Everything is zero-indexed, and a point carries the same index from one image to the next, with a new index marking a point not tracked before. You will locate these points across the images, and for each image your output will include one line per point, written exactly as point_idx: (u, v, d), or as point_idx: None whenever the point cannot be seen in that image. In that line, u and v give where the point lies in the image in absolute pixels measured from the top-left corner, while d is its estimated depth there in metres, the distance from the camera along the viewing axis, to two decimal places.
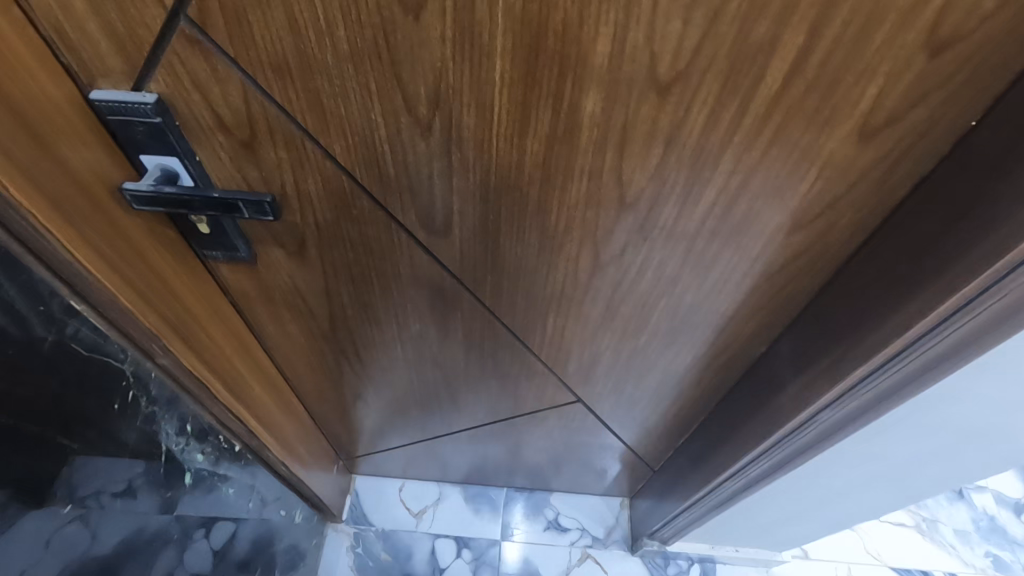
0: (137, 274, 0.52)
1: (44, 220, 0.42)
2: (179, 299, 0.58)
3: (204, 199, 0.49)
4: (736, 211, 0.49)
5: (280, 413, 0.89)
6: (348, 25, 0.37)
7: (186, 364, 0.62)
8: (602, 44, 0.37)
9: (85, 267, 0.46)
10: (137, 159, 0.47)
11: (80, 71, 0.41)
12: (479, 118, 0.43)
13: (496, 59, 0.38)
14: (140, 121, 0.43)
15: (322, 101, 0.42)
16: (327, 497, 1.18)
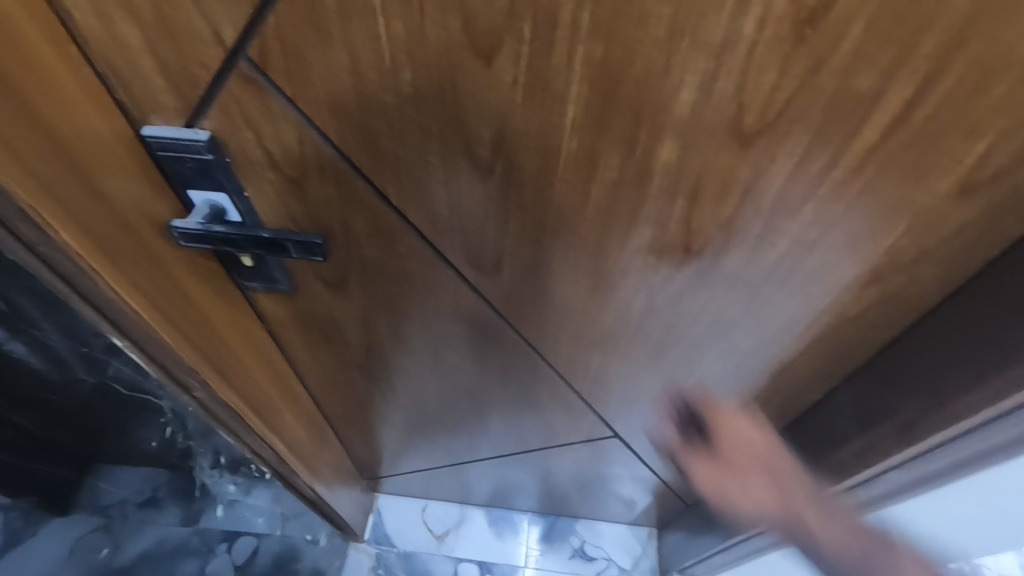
0: (180, 313, 0.50)
1: (89, 260, 0.40)
2: (221, 336, 0.56)
3: (249, 238, 0.46)
4: (808, 261, 0.46)
5: (310, 439, 0.87)
6: (413, 67, 0.35)
7: (222, 398, 0.60)
8: (686, 93, 0.34)
9: (132, 308, 0.44)
10: (185, 194, 0.45)
11: (132, 106, 0.39)
12: (542, 163, 0.40)
13: (569, 105, 0.36)
14: (191, 158, 0.41)
15: (378, 142, 0.40)
16: (353, 518, 1.16)
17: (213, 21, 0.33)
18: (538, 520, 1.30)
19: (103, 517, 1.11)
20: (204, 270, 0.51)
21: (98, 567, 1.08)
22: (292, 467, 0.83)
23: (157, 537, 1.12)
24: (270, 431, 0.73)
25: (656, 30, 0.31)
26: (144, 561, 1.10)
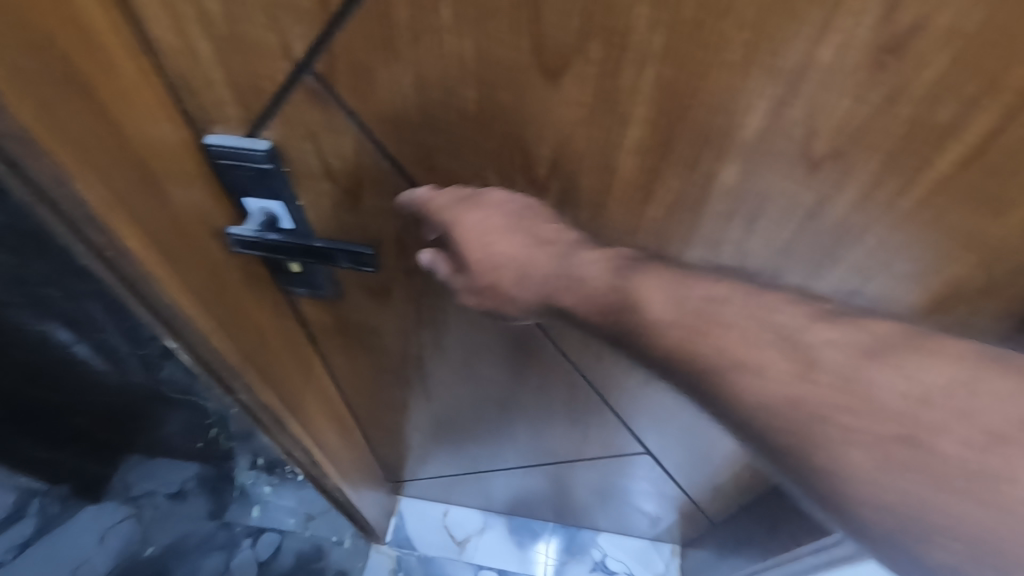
0: (229, 315, 0.50)
1: (154, 267, 0.40)
2: (265, 338, 0.57)
3: (298, 245, 0.47)
4: (870, 285, 0.44)
5: (340, 441, 0.88)
6: (478, 85, 0.35)
7: (264, 400, 0.61)
8: (754, 117, 0.33)
9: (186, 311, 0.45)
10: (241, 202, 0.45)
11: (198, 116, 0.39)
12: (600, 182, 0.40)
13: (632, 127, 0.36)
14: (250, 167, 0.42)
15: (436, 156, 0.40)
16: (377, 521, 1.17)
17: (285, 36, 0.34)
18: (559, 530, 1.28)
19: (133, 506, 1.13)
20: (253, 275, 0.52)
21: (129, 555, 1.10)
22: (323, 468, 0.84)
23: (185, 529, 1.14)
24: (305, 433, 0.74)
25: (729, 55, 0.31)
26: (171, 552, 1.12)
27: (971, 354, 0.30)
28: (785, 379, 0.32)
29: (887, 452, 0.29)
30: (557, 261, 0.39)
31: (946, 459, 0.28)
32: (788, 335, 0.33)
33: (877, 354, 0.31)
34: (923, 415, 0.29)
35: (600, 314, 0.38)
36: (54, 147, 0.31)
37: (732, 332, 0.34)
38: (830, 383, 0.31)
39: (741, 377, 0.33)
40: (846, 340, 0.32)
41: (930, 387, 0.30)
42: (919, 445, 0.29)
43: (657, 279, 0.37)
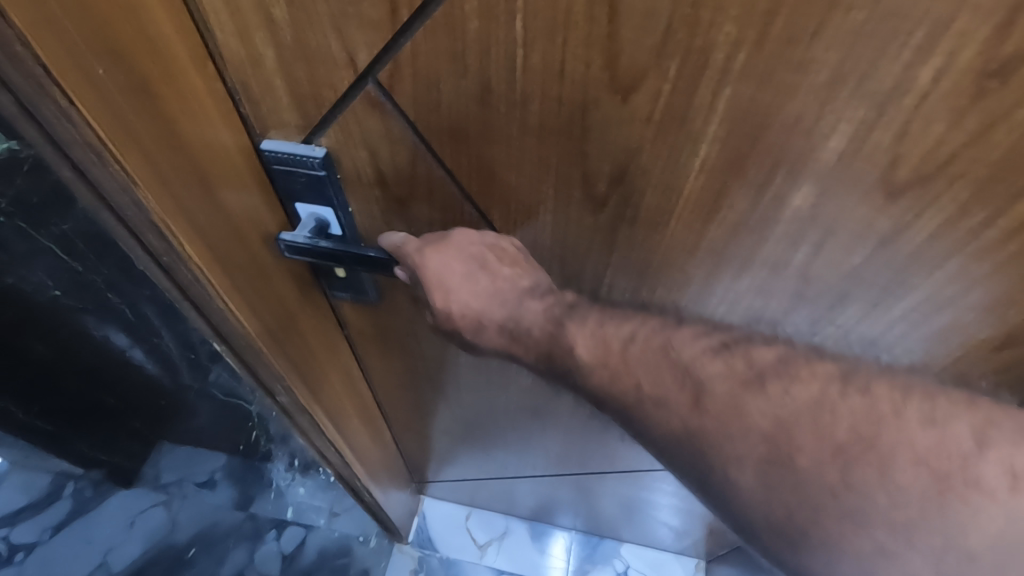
0: (274, 318, 0.50)
1: (207, 271, 0.40)
2: (307, 342, 0.57)
3: (353, 254, 0.45)
4: (915, 331, 0.43)
5: (370, 441, 0.88)
6: (544, 97, 0.34)
7: (302, 403, 0.61)
8: (836, 139, 0.32)
9: (235, 317, 0.45)
10: (292, 207, 0.45)
11: (256, 121, 0.39)
12: (661, 200, 0.39)
13: (702, 145, 0.34)
14: (303, 172, 0.41)
15: (493, 167, 0.39)
16: (401, 521, 1.17)
17: (350, 45, 0.33)
18: (581, 538, 1.27)
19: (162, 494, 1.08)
20: (300, 278, 0.52)
21: (159, 541, 1.10)
22: (353, 470, 0.85)
23: (212, 520, 1.12)
24: (339, 434, 0.74)
25: (816, 74, 0.29)
26: (200, 541, 1.12)
27: (830, 383, 0.36)
28: (684, 411, 0.38)
29: (763, 471, 0.36)
30: (507, 307, 0.45)
31: (806, 476, 0.35)
32: (684, 368, 0.39)
33: (753, 386, 0.37)
34: (786, 436, 0.36)
35: (544, 356, 0.44)
36: (117, 155, 0.31)
37: (643, 373, 0.40)
38: (716, 413, 0.37)
39: (652, 412, 0.39)
40: (728, 373, 0.38)
41: (788, 413, 0.36)
42: (787, 463, 0.36)
43: (586, 327, 0.43)
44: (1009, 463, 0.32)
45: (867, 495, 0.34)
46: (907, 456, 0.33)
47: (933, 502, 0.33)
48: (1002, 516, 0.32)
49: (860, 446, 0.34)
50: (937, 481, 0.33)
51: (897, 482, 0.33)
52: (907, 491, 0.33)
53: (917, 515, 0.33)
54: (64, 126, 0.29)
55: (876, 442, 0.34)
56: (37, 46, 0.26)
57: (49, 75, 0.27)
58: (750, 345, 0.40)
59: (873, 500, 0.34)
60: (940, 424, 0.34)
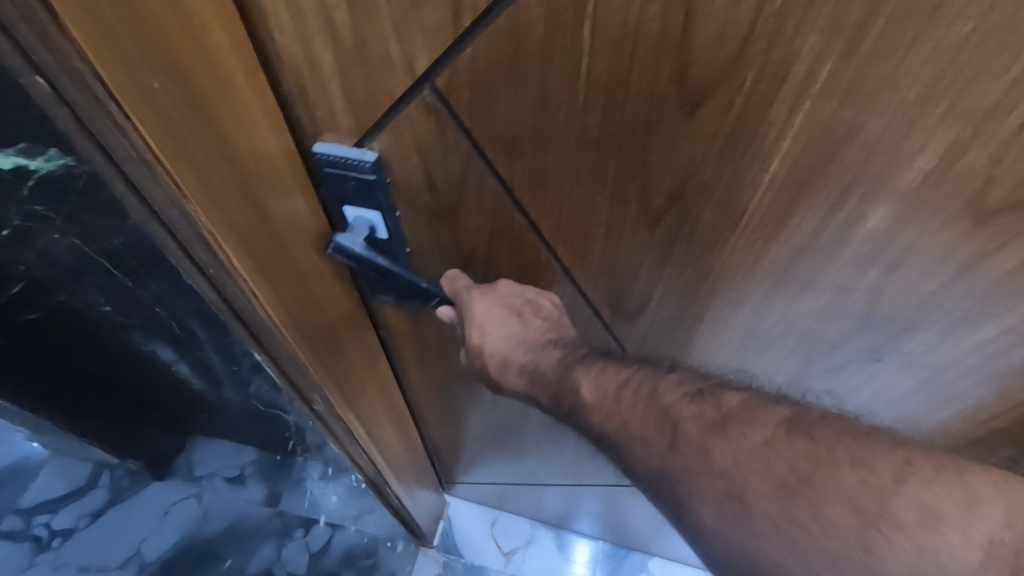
0: (314, 330, 0.49)
1: (253, 284, 0.40)
2: (345, 352, 0.56)
3: (406, 281, 0.47)
4: (967, 379, 0.43)
5: (402, 449, 0.87)
6: (607, 108, 0.32)
7: (338, 412, 0.62)
8: (922, 159, 0.29)
9: (278, 330, 0.46)
10: (339, 209, 0.43)
11: (308, 123, 0.38)
12: (723, 217, 0.37)
13: (772, 162, 0.32)
14: (354, 177, 0.40)
15: (547, 178, 0.38)
16: (428, 526, 1.15)
17: (408, 50, 0.32)
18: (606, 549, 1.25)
19: (194, 487, 1.17)
20: (343, 291, 0.51)
21: (188, 534, 1.16)
22: (383, 476, 0.85)
23: (241, 512, 1.18)
24: (370, 441, 0.74)
25: (908, 91, 0.27)
26: (227, 534, 1.16)
27: (778, 425, 0.38)
28: (662, 453, 0.42)
29: (722, 507, 0.39)
30: (530, 351, 0.50)
31: (755, 509, 0.37)
32: (664, 411, 0.42)
33: (717, 429, 0.40)
34: (739, 472, 0.38)
35: (555, 395, 0.49)
36: (168, 168, 0.31)
37: (632, 414, 0.43)
38: (690, 450, 0.40)
39: (637, 448, 0.43)
40: (698, 417, 0.41)
41: (748, 452, 0.38)
42: (740, 500, 0.38)
43: (591, 372, 0.46)
44: (919, 500, 0.33)
45: (803, 530, 0.36)
46: (832, 494, 0.35)
47: (860, 534, 0.34)
48: (912, 548, 0.32)
49: (797, 482, 0.36)
50: (857, 516, 0.34)
51: (826, 518, 0.35)
52: (833, 526, 0.35)
53: (841, 552, 0.34)
54: (120, 139, 0.30)
55: (812, 478, 0.36)
56: (94, 62, 0.26)
57: (105, 89, 0.27)
58: (727, 389, 0.42)
59: (806, 533, 0.35)
60: (866, 464, 0.35)
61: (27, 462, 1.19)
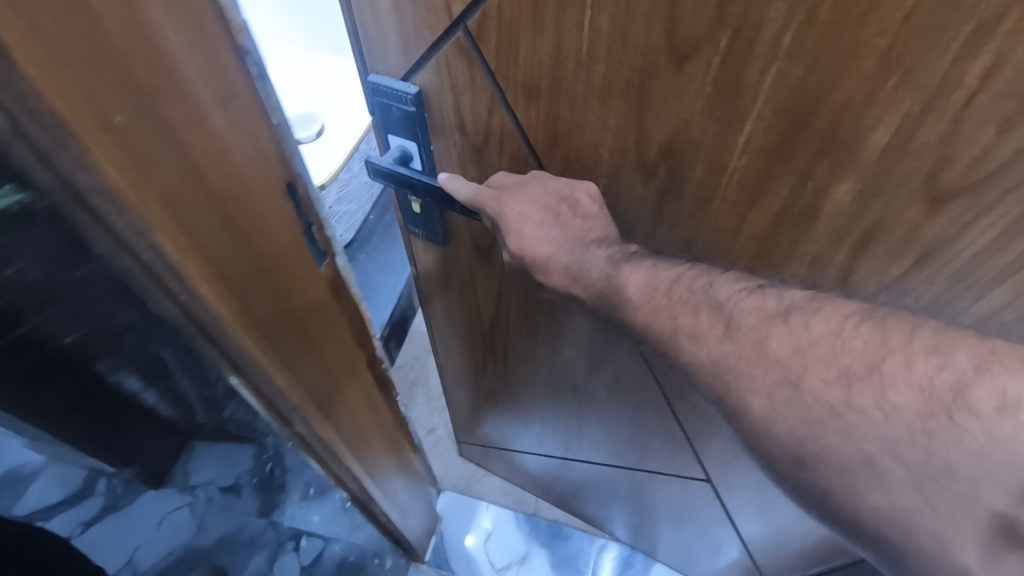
0: (291, 344, 0.44)
1: (223, 308, 0.36)
2: (325, 364, 0.50)
3: (424, 187, 0.53)
4: None
5: (393, 464, 0.80)
6: (608, 60, 0.37)
7: (320, 432, 0.55)
8: (881, 131, 0.32)
9: (252, 347, 0.40)
10: (385, 136, 0.51)
11: (368, 54, 0.46)
12: (708, 176, 0.40)
13: (749, 124, 0.36)
14: (398, 107, 0.48)
15: (559, 125, 0.43)
16: (417, 541, 1.08)
17: None
18: (612, 553, 1.20)
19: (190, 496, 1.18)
20: (327, 311, 0.47)
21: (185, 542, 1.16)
22: (371, 495, 0.77)
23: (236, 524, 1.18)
24: (360, 463, 0.67)
25: (864, 60, 0.30)
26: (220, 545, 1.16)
27: (849, 317, 0.37)
28: (713, 342, 0.40)
29: (772, 395, 0.37)
30: (574, 254, 0.48)
31: (807, 396, 0.36)
32: (719, 305, 0.41)
33: (777, 319, 0.39)
34: (797, 362, 0.37)
35: (598, 295, 0.47)
36: (130, 200, 0.28)
37: (686, 315, 0.42)
38: (745, 343, 0.39)
39: (685, 345, 0.41)
40: (759, 308, 0.39)
41: (807, 342, 0.37)
42: (793, 387, 0.37)
43: (641, 270, 0.44)
44: (1002, 388, 0.32)
45: (861, 414, 0.35)
46: (900, 381, 0.34)
47: (923, 422, 0.33)
48: (983, 434, 0.31)
49: (861, 370, 0.35)
50: (924, 403, 0.33)
51: (887, 402, 0.34)
52: (898, 413, 0.34)
53: (899, 436, 0.33)
54: (80, 172, 0.26)
55: (876, 368, 0.35)
56: (52, 100, 0.23)
57: (65, 126, 0.24)
58: (783, 287, 0.41)
59: (865, 417, 0.34)
60: (944, 352, 0.34)
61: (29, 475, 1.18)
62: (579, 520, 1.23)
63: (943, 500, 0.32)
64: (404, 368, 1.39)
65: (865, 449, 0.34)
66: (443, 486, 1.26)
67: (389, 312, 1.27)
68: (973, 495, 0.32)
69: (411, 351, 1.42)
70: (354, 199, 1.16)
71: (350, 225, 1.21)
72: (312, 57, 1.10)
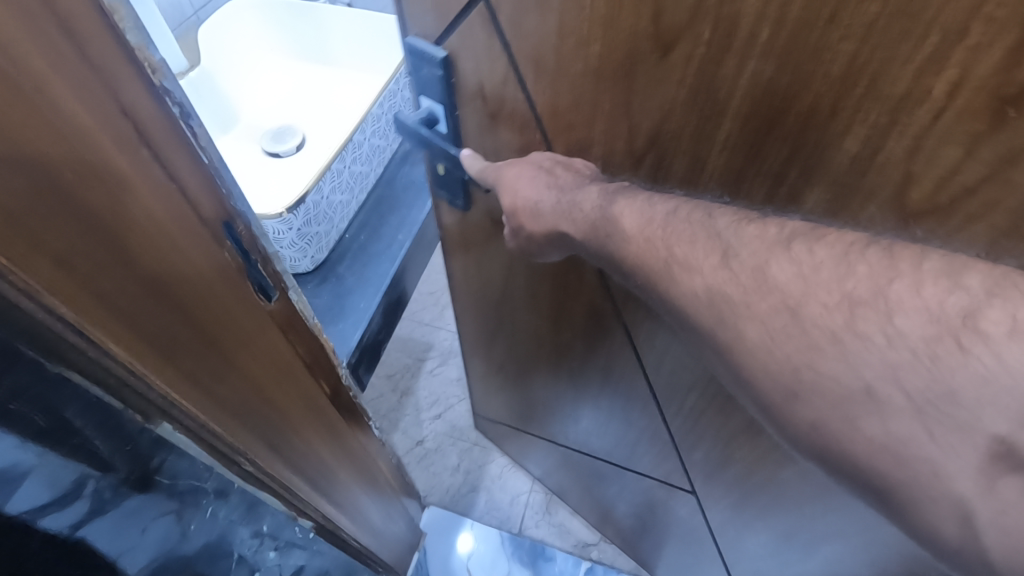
0: (225, 382, 0.41)
1: (141, 364, 0.34)
2: (268, 396, 0.47)
3: (443, 150, 0.57)
4: None
5: (360, 489, 0.76)
6: (603, 43, 0.39)
7: (270, 469, 0.51)
8: (851, 141, 0.33)
9: (177, 395, 0.37)
10: (419, 96, 0.55)
11: (408, 16, 0.50)
12: (689, 172, 0.41)
13: (726, 120, 0.37)
14: (427, 69, 0.51)
15: (560, 104, 0.45)
16: (394, 558, 1.03)
17: None
18: None
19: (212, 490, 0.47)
20: (270, 343, 0.45)
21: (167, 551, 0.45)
22: (339, 528, 0.71)
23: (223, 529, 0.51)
24: (320, 494, 0.63)
25: (832, 65, 0.31)
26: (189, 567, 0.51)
27: (853, 242, 0.32)
28: (709, 271, 0.35)
29: (769, 321, 0.32)
30: (563, 193, 0.45)
31: (806, 322, 0.31)
32: (717, 233, 0.36)
33: (779, 247, 0.33)
34: (798, 288, 0.32)
35: (592, 229, 0.43)
36: (15, 266, 0.26)
37: (680, 240, 0.37)
38: (743, 270, 0.34)
39: (678, 276, 0.37)
40: (759, 236, 0.34)
41: (811, 267, 0.32)
42: (791, 314, 0.32)
43: (637, 203, 0.40)
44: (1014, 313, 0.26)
45: (863, 341, 0.29)
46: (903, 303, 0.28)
47: (928, 347, 0.27)
48: (990, 359, 0.26)
49: (866, 295, 0.30)
50: (931, 326, 0.28)
51: (894, 329, 0.28)
52: (901, 338, 0.28)
53: (902, 361, 0.28)
54: None
55: (878, 296, 0.29)
56: None
57: None
58: (785, 217, 0.35)
59: (867, 343, 0.29)
60: (955, 279, 0.28)
61: (15, 472, 0.31)
62: (564, 543, 1.23)
63: (943, 427, 0.27)
64: (392, 377, 1.43)
65: (865, 375, 0.29)
66: (427, 501, 1.27)
67: (358, 338, 1.14)
68: (972, 421, 0.26)
69: (400, 360, 1.45)
70: (325, 220, 1.12)
71: (322, 245, 1.16)
72: (295, 64, 1.36)
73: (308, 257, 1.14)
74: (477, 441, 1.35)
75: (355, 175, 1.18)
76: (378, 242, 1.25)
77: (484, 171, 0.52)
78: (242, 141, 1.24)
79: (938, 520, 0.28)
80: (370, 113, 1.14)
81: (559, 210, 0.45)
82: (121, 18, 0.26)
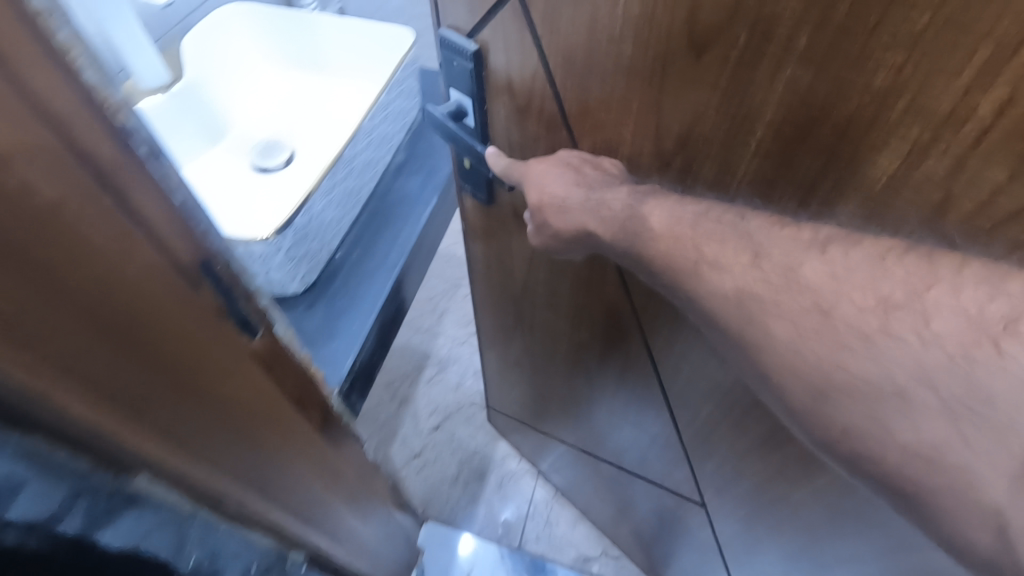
0: (228, 439, 0.36)
1: (126, 438, 0.28)
2: (272, 444, 0.42)
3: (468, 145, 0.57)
4: None
5: (360, 512, 0.73)
6: (638, 43, 0.38)
7: (272, 521, 0.46)
8: (888, 156, 0.32)
9: (169, 465, 0.32)
10: (449, 89, 0.56)
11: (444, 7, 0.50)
12: (718, 177, 0.41)
13: (760, 126, 0.36)
14: (459, 60, 0.51)
15: (590, 101, 0.45)
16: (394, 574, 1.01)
17: None
18: None
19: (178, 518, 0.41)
20: (271, 391, 0.40)
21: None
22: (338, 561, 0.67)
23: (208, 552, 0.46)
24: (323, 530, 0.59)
25: (874, 75, 0.30)
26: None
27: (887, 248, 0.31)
28: (739, 270, 0.35)
29: (799, 321, 0.32)
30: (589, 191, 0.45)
31: (835, 321, 0.31)
32: (747, 234, 0.36)
33: (813, 249, 0.33)
34: (830, 289, 0.32)
35: (619, 230, 0.42)
36: None
37: (709, 240, 0.37)
38: (773, 270, 0.34)
39: (705, 275, 0.36)
40: (790, 238, 0.34)
41: (843, 269, 0.32)
42: (822, 313, 0.32)
43: (667, 204, 0.40)
44: None
45: (897, 341, 0.29)
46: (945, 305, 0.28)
47: (964, 350, 0.27)
48: None
49: (901, 298, 0.30)
50: (969, 331, 0.27)
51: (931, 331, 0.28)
52: (937, 340, 0.28)
53: (936, 363, 0.28)
54: None
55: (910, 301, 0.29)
56: None
57: None
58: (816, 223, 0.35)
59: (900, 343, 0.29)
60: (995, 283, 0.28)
61: None
62: (565, 558, 1.22)
63: (975, 428, 0.27)
64: (392, 384, 1.43)
65: (896, 377, 0.29)
66: (427, 514, 1.26)
67: (351, 363, 1.05)
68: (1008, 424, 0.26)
69: (400, 368, 1.45)
70: (318, 237, 1.03)
71: (313, 265, 1.06)
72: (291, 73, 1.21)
73: (298, 278, 1.04)
74: (477, 449, 1.36)
75: (349, 191, 1.09)
76: (371, 258, 1.17)
77: (510, 168, 0.52)
78: (231, 153, 1.08)
79: (964, 519, 0.27)
80: (363, 127, 1.07)
81: (585, 208, 0.45)
82: (75, 56, 0.20)
